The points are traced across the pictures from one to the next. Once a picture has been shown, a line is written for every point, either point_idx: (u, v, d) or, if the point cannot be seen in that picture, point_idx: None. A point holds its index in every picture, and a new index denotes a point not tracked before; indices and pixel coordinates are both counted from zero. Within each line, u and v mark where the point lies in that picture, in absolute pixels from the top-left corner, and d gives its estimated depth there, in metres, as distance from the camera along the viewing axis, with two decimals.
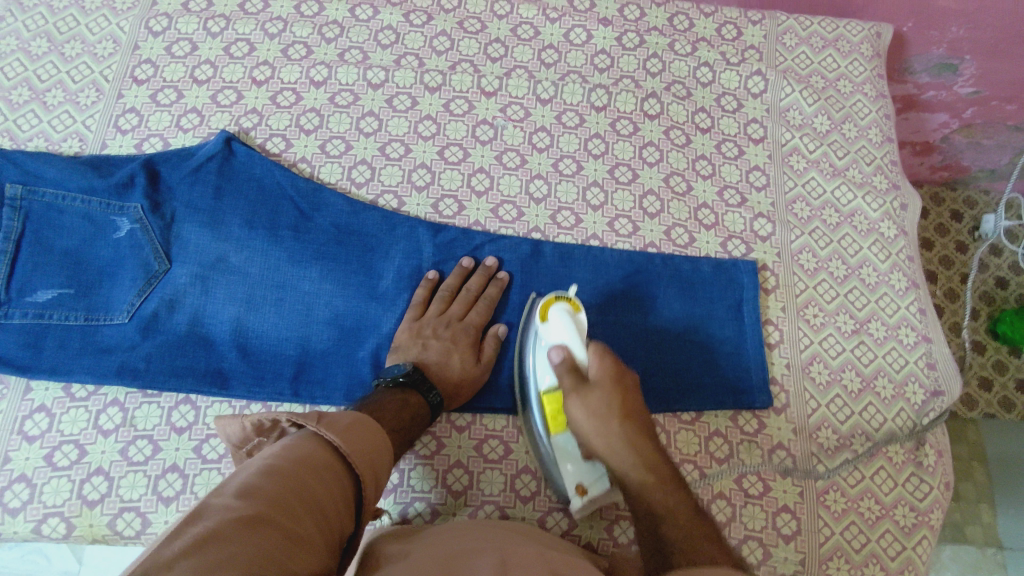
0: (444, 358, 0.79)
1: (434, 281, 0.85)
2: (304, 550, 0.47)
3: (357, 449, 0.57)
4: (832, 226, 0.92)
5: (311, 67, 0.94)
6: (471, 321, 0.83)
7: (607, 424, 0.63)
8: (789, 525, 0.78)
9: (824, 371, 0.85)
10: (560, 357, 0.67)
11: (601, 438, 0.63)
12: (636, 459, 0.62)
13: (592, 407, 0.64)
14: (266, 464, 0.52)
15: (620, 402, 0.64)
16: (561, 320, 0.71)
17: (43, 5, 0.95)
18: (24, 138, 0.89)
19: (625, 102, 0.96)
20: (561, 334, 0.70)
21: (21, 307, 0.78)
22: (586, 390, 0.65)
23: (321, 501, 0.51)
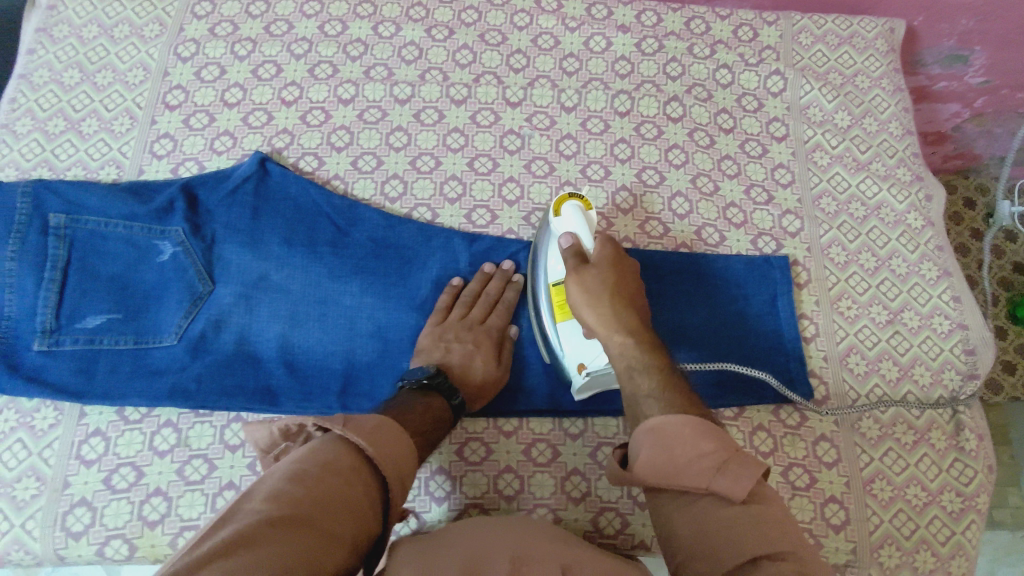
0: (467, 361, 0.80)
1: (456, 288, 0.86)
2: (334, 550, 0.48)
3: (382, 452, 0.57)
4: (859, 219, 0.93)
5: (338, 85, 0.96)
6: (492, 325, 0.84)
7: (598, 298, 0.69)
8: (838, 515, 0.79)
9: (861, 362, 0.86)
10: (569, 244, 0.73)
11: (592, 305, 0.69)
12: (619, 325, 0.67)
13: (587, 285, 0.70)
14: (293, 469, 0.53)
15: (613, 278, 0.70)
16: (573, 214, 0.74)
17: (73, 36, 0.97)
18: (62, 167, 0.90)
19: (647, 106, 0.97)
20: (570, 224, 0.74)
21: (71, 333, 0.80)
22: (585, 269, 0.71)
23: (350, 504, 0.52)
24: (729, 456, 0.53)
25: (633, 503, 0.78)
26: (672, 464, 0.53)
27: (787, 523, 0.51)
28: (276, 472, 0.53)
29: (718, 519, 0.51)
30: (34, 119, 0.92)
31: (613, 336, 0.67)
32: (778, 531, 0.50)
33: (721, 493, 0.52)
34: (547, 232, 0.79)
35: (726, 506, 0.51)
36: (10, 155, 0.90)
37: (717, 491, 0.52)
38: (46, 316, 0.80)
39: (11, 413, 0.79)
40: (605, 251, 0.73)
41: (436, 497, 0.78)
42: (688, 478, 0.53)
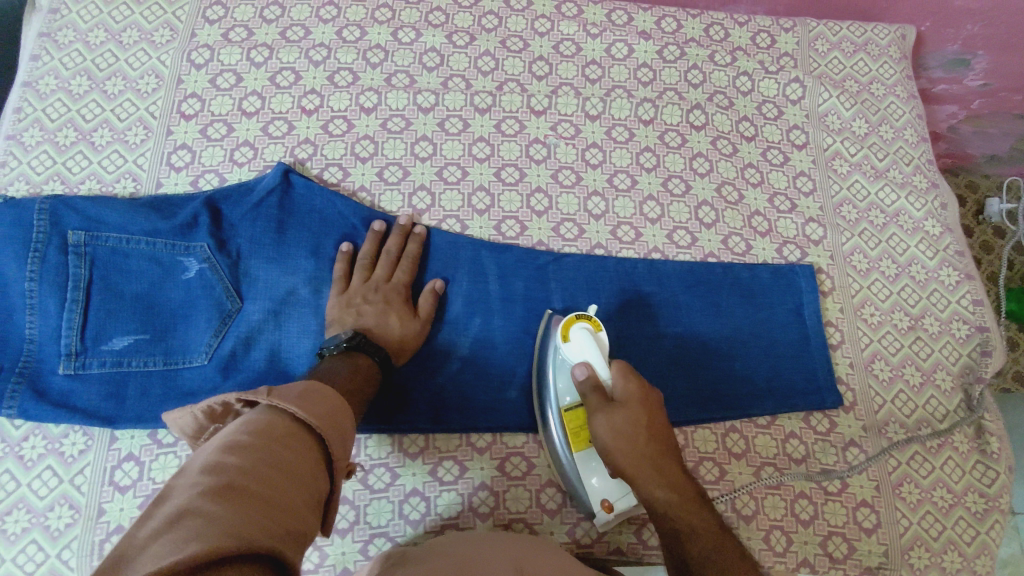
0: (382, 320, 0.80)
1: (350, 251, 0.85)
2: (283, 511, 0.45)
3: (315, 413, 0.56)
4: (878, 226, 0.95)
5: (360, 93, 0.94)
6: (398, 281, 0.84)
7: (631, 442, 0.70)
8: (870, 519, 0.81)
9: (885, 368, 0.88)
10: (585, 375, 0.73)
11: (626, 448, 0.70)
12: (657, 476, 0.68)
13: (617, 426, 0.70)
14: (227, 443, 0.50)
15: (645, 419, 0.71)
16: (583, 340, 0.74)
17: (79, 41, 0.93)
18: (76, 181, 0.87)
19: (671, 114, 0.98)
20: (585, 352, 0.74)
21: (98, 356, 0.78)
22: (612, 406, 0.71)
23: (293, 467, 0.50)
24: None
25: None
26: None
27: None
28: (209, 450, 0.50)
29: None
30: (42, 130, 0.88)
31: (655, 486, 0.68)
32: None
33: None
34: (555, 353, 0.78)
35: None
36: (20, 168, 0.86)
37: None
38: (71, 338, 0.77)
39: (38, 439, 0.76)
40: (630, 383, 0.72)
41: (480, 513, 0.78)
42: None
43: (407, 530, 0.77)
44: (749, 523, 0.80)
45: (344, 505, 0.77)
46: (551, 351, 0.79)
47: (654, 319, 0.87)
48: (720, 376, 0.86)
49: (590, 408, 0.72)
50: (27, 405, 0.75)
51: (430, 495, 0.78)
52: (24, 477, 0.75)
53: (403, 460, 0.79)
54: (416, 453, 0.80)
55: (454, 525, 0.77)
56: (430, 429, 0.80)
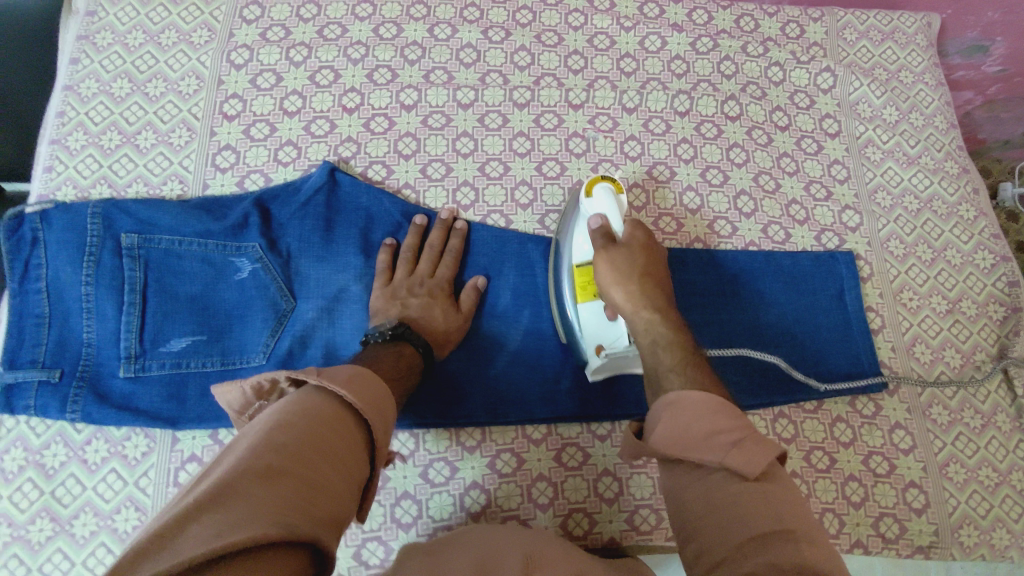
0: (426, 312, 0.81)
1: (393, 245, 0.86)
2: (325, 498, 0.46)
3: (361, 397, 0.56)
4: (913, 212, 0.97)
5: (400, 90, 0.94)
6: (441, 276, 0.85)
7: (627, 276, 0.71)
8: (918, 499, 0.83)
9: (926, 351, 0.90)
10: (598, 224, 0.75)
11: (620, 281, 0.71)
12: (645, 302, 0.69)
13: (616, 262, 0.72)
14: (275, 423, 0.51)
15: (644, 260, 0.73)
16: (603, 196, 0.77)
17: (118, 44, 0.93)
18: (123, 184, 0.87)
19: (706, 105, 0.99)
20: (602, 204, 0.77)
21: (157, 358, 0.78)
22: (615, 248, 0.73)
23: (337, 451, 0.50)
24: (748, 436, 0.50)
25: None
26: (689, 431, 0.51)
27: (797, 503, 0.48)
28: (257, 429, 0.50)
29: (722, 488, 0.48)
30: (86, 134, 0.89)
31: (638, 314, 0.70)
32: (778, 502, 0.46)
33: (733, 467, 0.48)
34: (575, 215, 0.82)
35: (734, 481, 0.48)
36: (67, 172, 0.87)
37: (731, 466, 0.48)
38: (130, 341, 0.78)
39: (101, 442, 0.77)
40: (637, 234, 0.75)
41: (540, 504, 0.79)
42: (703, 449, 0.49)
43: (469, 522, 0.78)
44: None
45: (407, 499, 0.78)
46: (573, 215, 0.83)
47: (700, 308, 0.89)
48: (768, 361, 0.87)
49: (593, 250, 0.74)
50: (90, 408, 0.76)
51: (490, 487, 0.79)
52: (89, 481, 0.75)
53: (462, 453, 0.80)
54: (475, 446, 0.81)
55: (515, 516, 0.78)
56: (486, 422, 0.81)
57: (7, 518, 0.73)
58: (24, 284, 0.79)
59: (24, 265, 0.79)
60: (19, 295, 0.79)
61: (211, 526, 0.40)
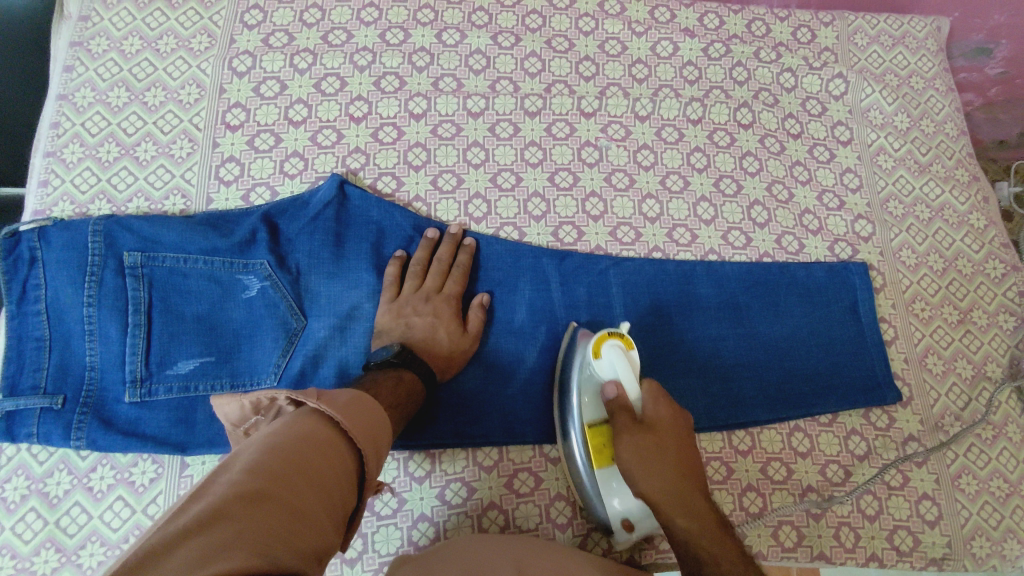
0: (430, 333, 0.79)
1: (404, 259, 0.84)
2: (310, 526, 0.46)
3: (357, 424, 0.56)
4: (924, 221, 0.96)
5: (408, 99, 0.92)
6: (449, 292, 0.82)
7: (654, 467, 0.67)
8: (932, 511, 0.83)
9: (938, 362, 0.90)
10: (614, 394, 0.72)
11: (649, 470, 0.67)
12: (681, 504, 0.65)
13: (641, 450, 0.68)
14: (267, 443, 0.50)
15: (671, 445, 0.69)
16: (613, 358, 0.71)
17: (114, 51, 0.90)
18: (123, 198, 0.84)
19: (719, 113, 0.98)
20: (614, 368, 0.72)
21: (164, 381, 0.75)
22: (637, 430, 0.69)
23: (328, 478, 0.50)
24: None
25: (746, 516, 0.81)
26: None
27: None
28: (248, 450, 0.50)
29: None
30: (83, 145, 0.86)
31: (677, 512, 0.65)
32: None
33: None
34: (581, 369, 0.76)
35: None
36: (63, 187, 0.84)
37: None
38: (135, 364, 0.75)
39: (107, 469, 0.74)
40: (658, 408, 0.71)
41: (559, 522, 0.78)
42: None
43: None
44: (819, 520, 0.81)
45: (425, 521, 0.77)
46: (576, 363, 0.77)
47: (715, 321, 0.88)
48: (784, 375, 0.86)
49: (615, 427, 0.70)
50: (96, 435, 0.73)
51: (507, 507, 0.78)
52: (95, 509, 0.73)
53: (479, 474, 0.79)
54: (492, 466, 0.79)
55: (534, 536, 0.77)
56: (504, 441, 0.80)
57: (11, 549, 0.71)
58: (23, 306, 0.76)
59: (22, 286, 0.76)
60: (17, 317, 0.76)
61: (201, 545, 0.39)
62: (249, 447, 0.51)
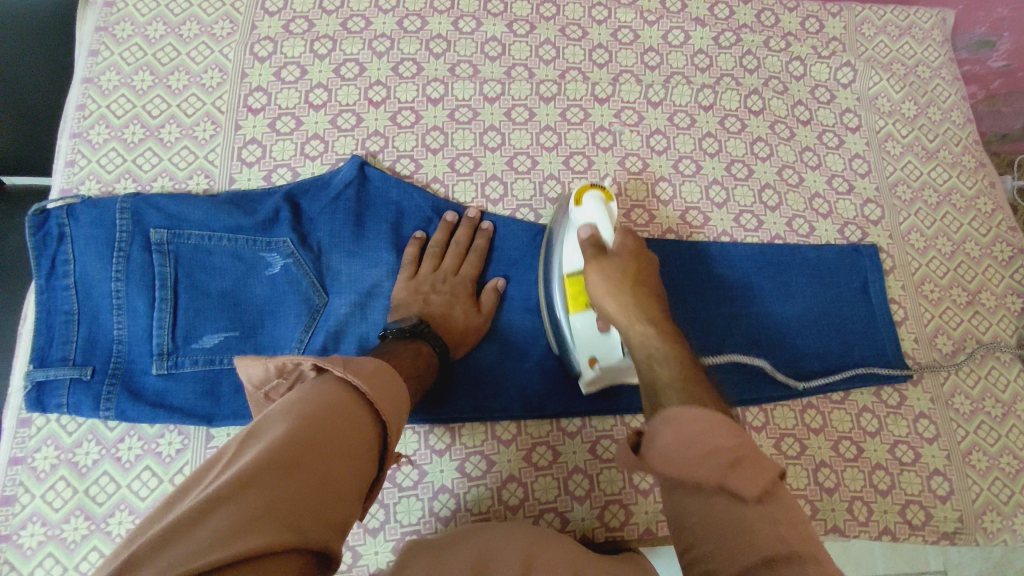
0: (448, 310, 0.80)
1: (422, 239, 0.86)
2: (334, 499, 0.46)
3: (381, 394, 0.55)
4: (932, 205, 0.98)
5: (426, 84, 0.94)
6: (465, 274, 0.84)
7: (620, 290, 0.69)
8: (943, 486, 0.84)
9: (948, 342, 0.91)
10: (588, 235, 0.72)
11: (614, 290, 0.69)
12: (640, 317, 0.67)
13: (609, 276, 0.70)
14: (295, 411, 0.50)
15: (633, 270, 0.71)
16: (592, 207, 0.73)
17: (139, 36, 0.92)
18: (148, 178, 0.86)
19: (730, 100, 1.00)
20: (592, 215, 0.73)
21: (190, 354, 0.77)
22: (607, 261, 0.71)
23: (352, 447, 0.50)
24: (745, 456, 0.47)
25: None
26: (685, 451, 0.48)
27: (804, 526, 0.45)
28: (277, 415, 0.50)
29: (727, 516, 0.45)
30: (109, 127, 0.88)
31: (636, 325, 0.67)
32: (795, 539, 0.43)
33: (730, 490, 0.45)
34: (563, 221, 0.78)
35: (734, 506, 0.45)
36: (90, 166, 0.86)
37: (728, 488, 0.45)
38: (162, 338, 0.77)
39: (135, 439, 0.76)
40: (626, 242, 0.73)
41: (577, 495, 0.79)
42: (698, 470, 0.47)
43: (507, 515, 0.77)
44: (832, 495, 0.82)
45: (445, 493, 0.78)
46: (560, 221, 0.79)
47: (728, 301, 0.89)
48: (796, 353, 0.88)
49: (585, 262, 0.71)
50: (124, 406, 0.75)
51: (526, 480, 0.79)
52: (123, 478, 0.74)
53: (498, 447, 0.80)
54: (510, 440, 0.80)
55: (552, 509, 0.78)
56: (522, 416, 0.81)
57: (40, 518, 0.72)
58: (51, 280, 0.77)
59: (51, 261, 0.78)
60: (46, 291, 0.77)
61: (224, 521, 0.41)
62: (276, 412, 0.51)
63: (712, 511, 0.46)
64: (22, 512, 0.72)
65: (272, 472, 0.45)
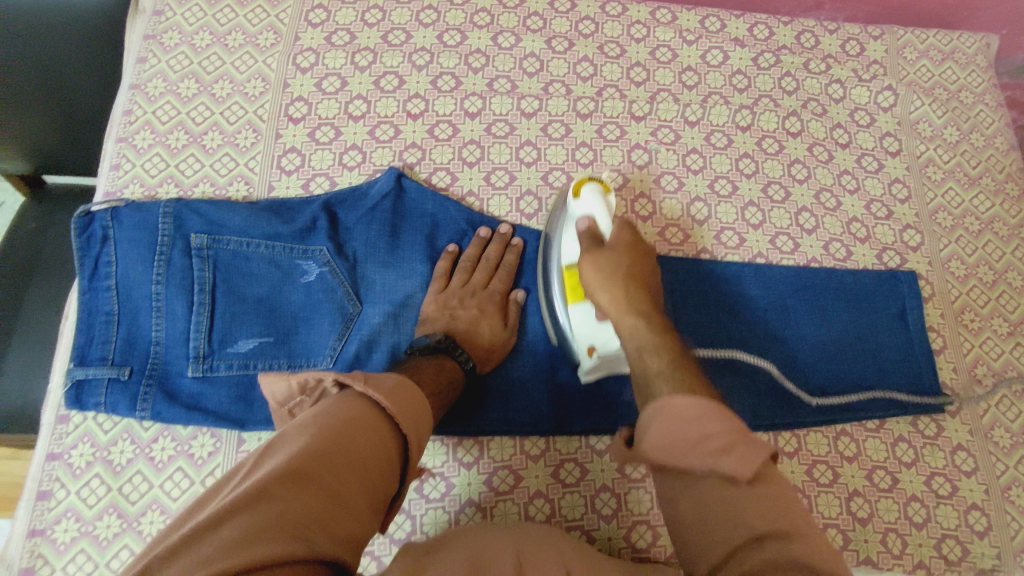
0: (473, 326, 0.80)
1: (454, 254, 0.86)
2: (347, 513, 0.46)
3: (402, 407, 0.54)
4: (974, 232, 0.96)
5: (464, 98, 0.95)
6: (494, 289, 0.84)
7: (612, 279, 0.68)
8: (981, 522, 0.82)
9: (988, 373, 0.89)
10: (586, 226, 0.72)
11: (604, 282, 0.68)
12: (630, 306, 0.66)
13: (599, 266, 0.69)
14: (314, 424, 0.50)
15: (628, 263, 0.69)
16: (589, 200, 0.73)
17: (186, 45, 0.94)
18: (189, 184, 0.87)
19: (768, 120, 0.99)
20: (590, 207, 0.73)
21: (224, 358, 0.78)
22: (600, 252, 0.70)
23: (370, 461, 0.49)
24: (737, 435, 0.47)
25: None
26: (677, 441, 0.48)
27: (791, 501, 0.47)
28: (296, 427, 0.50)
29: (722, 500, 0.46)
30: (154, 132, 0.89)
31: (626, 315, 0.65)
32: (785, 518, 0.45)
33: (725, 472, 0.46)
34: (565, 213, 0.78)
35: (730, 489, 0.46)
36: (134, 170, 0.87)
37: (722, 471, 0.46)
38: (199, 341, 0.77)
39: (168, 440, 0.77)
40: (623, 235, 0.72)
41: (605, 513, 0.78)
42: (693, 457, 0.47)
43: None
44: (865, 526, 0.81)
45: (471, 507, 0.77)
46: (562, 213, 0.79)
47: (763, 324, 0.88)
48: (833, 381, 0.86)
49: (580, 254, 0.71)
50: (160, 407, 0.76)
51: (553, 497, 0.78)
52: (156, 479, 0.75)
53: (526, 463, 0.79)
54: (538, 456, 0.80)
55: (578, 527, 0.77)
56: (552, 432, 0.80)
57: (74, 513, 0.73)
58: (95, 281, 0.79)
59: (94, 262, 0.79)
60: (89, 291, 0.79)
61: (238, 530, 0.41)
62: (296, 426, 0.51)
63: (702, 496, 0.47)
64: (57, 507, 0.73)
65: (286, 482, 0.44)
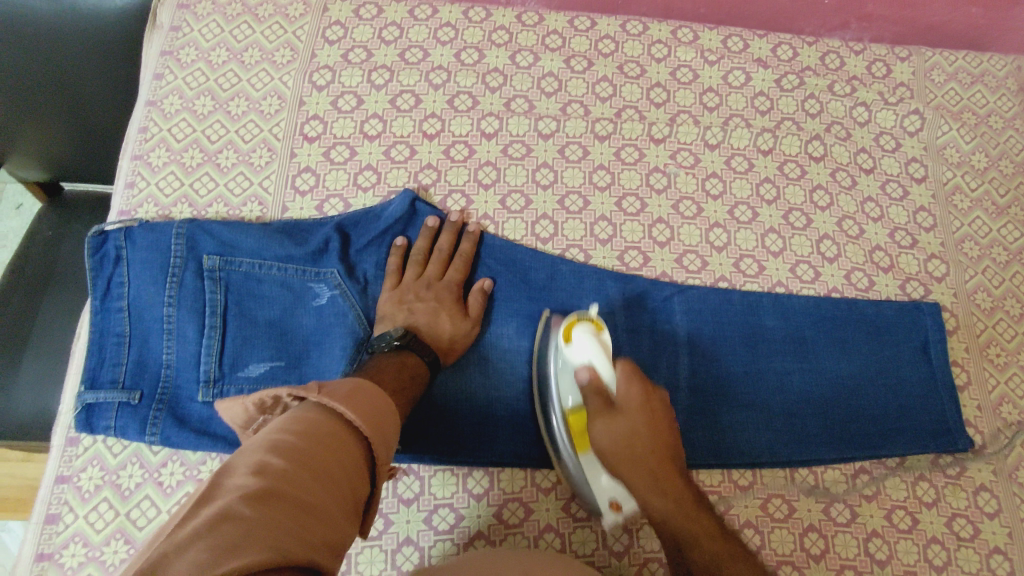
0: (433, 319, 0.79)
1: (404, 247, 0.85)
2: (320, 520, 0.44)
3: (363, 411, 0.53)
4: (1002, 264, 0.94)
5: (481, 118, 0.93)
6: (450, 279, 0.83)
7: (632, 449, 0.68)
8: (1004, 566, 0.79)
9: (1014, 411, 0.87)
10: (589, 378, 0.70)
11: (623, 455, 0.69)
12: (654, 485, 0.67)
13: (616, 432, 0.69)
14: (272, 439, 0.47)
15: (646, 426, 0.69)
16: (583, 343, 0.72)
17: (203, 61, 0.94)
18: (203, 203, 0.87)
19: (790, 144, 0.97)
20: (586, 352, 0.72)
21: (235, 382, 0.77)
22: (613, 414, 0.69)
23: (336, 471, 0.47)
24: None
25: (808, 557, 0.78)
26: None
27: None
28: (252, 445, 0.47)
29: None
30: (169, 150, 0.89)
31: (653, 495, 0.67)
32: None
33: None
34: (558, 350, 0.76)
35: None
36: (149, 189, 0.87)
37: None
38: (209, 365, 0.77)
39: (176, 465, 0.76)
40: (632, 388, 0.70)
41: (617, 550, 0.76)
42: None
43: None
44: (884, 568, 0.78)
45: (480, 539, 0.76)
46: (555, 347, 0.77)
47: (781, 355, 0.86)
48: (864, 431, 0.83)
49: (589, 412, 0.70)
50: (169, 432, 0.75)
51: (564, 531, 0.77)
52: (164, 504, 0.75)
53: (537, 495, 0.78)
54: (549, 489, 0.79)
55: (590, 563, 0.76)
56: None
57: (82, 538, 0.73)
58: (106, 302, 0.79)
59: (107, 282, 0.79)
60: (100, 313, 0.79)
61: (205, 549, 0.38)
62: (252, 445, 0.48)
63: None
64: (64, 532, 0.73)
65: (250, 498, 0.42)
